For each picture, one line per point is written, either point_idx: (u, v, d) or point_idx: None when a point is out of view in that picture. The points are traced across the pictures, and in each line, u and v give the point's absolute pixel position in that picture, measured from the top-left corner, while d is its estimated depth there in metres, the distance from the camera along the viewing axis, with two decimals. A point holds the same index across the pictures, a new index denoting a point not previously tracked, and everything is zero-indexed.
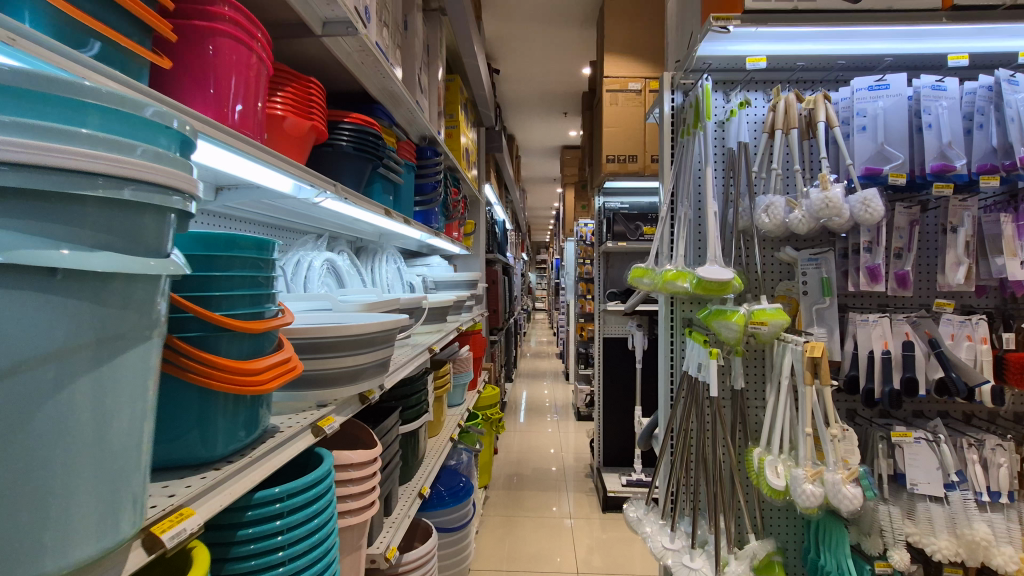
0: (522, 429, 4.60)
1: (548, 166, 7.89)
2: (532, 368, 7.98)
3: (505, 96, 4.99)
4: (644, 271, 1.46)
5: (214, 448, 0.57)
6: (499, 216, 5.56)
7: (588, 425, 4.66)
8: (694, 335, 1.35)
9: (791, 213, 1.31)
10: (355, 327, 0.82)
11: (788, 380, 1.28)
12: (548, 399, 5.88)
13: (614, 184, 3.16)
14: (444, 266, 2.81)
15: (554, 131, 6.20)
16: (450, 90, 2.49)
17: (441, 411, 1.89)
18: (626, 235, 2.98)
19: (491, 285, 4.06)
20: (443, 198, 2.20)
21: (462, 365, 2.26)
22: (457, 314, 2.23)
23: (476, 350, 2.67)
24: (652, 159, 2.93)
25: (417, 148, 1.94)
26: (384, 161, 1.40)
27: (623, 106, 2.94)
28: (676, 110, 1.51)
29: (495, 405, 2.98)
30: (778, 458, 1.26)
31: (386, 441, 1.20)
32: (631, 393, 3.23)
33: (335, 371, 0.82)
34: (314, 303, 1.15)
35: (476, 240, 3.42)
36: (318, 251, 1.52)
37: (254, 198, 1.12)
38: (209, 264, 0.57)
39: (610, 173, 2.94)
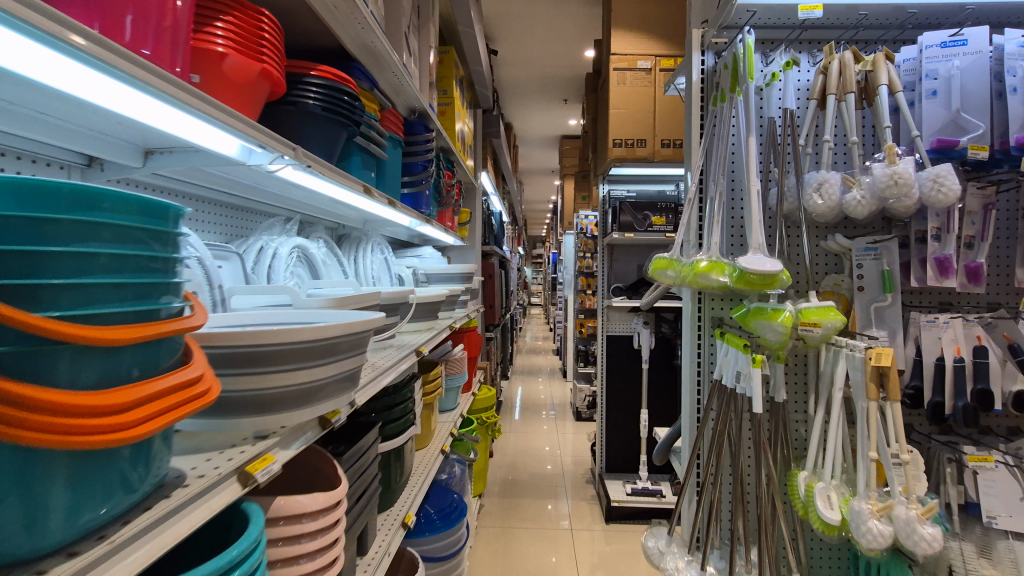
0: (518, 430, 4.40)
1: (546, 156, 7.66)
2: (528, 364, 7.77)
3: (503, 81, 4.76)
4: (667, 263, 1.24)
5: (46, 533, 0.35)
6: (495, 207, 5.34)
7: (587, 426, 4.46)
8: (729, 337, 1.14)
9: (847, 193, 1.10)
10: (307, 330, 0.61)
11: (842, 392, 1.07)
12: (545, 397, 5.67)
13: (620, 171, 2.95)
14: (437, 258, 2.60)
15: (553, 120, 5.97)
16: (444, 64, 2.26)
17: (430, 420, 1.67)
18: (633, 225, 2.75)
19: (487, 278, 3.85)
20: (435, 180, 1.98)
21: (456, 367, 2.05)
22: (450, 311, 2.02)
23: (471, 349, 2.46)
24: (662, 143, 2.72)
25: (406, 122, 1.72)
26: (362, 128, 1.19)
27: (631, 86, 2.72)
28: (707, 74, 1.29)
29: (491, 407, 2.77)
30: (830, 485, 1.06)
31: (360, 466, 0.99)
32: (636, 394, 3.03)
33: (280, 389, 0.61)
34: (272, 297, 0.93)
35: (471, 230, 3.20)
36: (287, 237, 1.30)
37: (194, 167, 0.90)
38: (44, 232, 0.36)
39: (617, 158, 2.73)
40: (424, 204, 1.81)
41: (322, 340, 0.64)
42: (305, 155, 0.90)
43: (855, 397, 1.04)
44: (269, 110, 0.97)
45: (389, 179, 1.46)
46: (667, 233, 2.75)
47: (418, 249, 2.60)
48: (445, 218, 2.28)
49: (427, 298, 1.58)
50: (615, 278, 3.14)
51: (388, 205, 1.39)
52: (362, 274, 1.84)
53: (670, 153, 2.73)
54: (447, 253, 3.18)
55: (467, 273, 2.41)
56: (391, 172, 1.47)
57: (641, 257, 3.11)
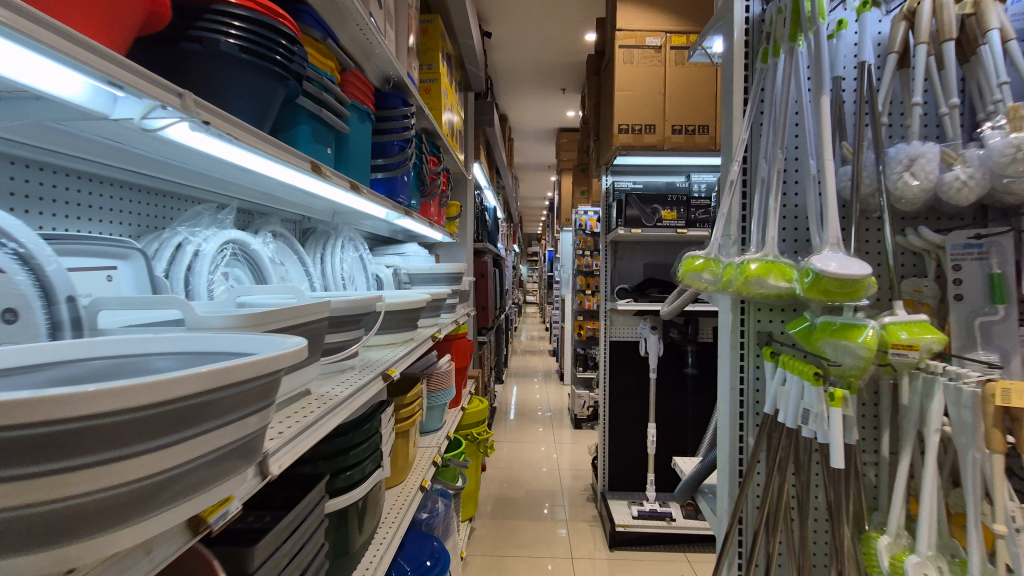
0: (512, 439, 4.12)
1: (543, 151, 7.39)
2: (523, 366, 7.49)
3: (497, 68, 4.49)
4: (704, 265, 0.97)
5: None
6: (489, 202, 5.06)
7: (586, 434, 4.19)
8: (790, 362, 0.87)
9: (946, 171, 0.83)
10: (124, 392, 0.32)
11: (940, 436, 0.81)
12: (541, 403, 5.39)
13: (626, 161, 2.68)
14: (423, 256, 2.33)
15: (550, 111, 5.70)
16: (428, 34, 1.98)
17: (407, 451, 1.40)
18: (641, 220, 2.48)
19: (479, 278, 3.57)
20: (416, 165, 1.70)
21: (441, 382, 1.79)
22: (434, 318, 1.74)
23: (460, 359, 2.19)
24: (673, 129, 2.46)
25: (380, 94, 1.45)
26: (305, 85, 0.91)
27: (639, 65, 2.46)
28: (753, 25, 1.03)
29: (483, 422, 2.50)
30: (928, 561, 0.80)
31: (294, 544, 0.72)
32: (642, 405, 2.76)
33: (63, 501, 0.31)
34: (162, 313, 0.65)
35: (462, 225, 2.92)
36: (217, 229, 1.03)
37: (39, 121, 0.62)
38: None
39: (623, 146, 2.47)
40: (402, 193, 1.54)
41: (166, 406, 0.35)
42: (198, 105, 0.60)
43: (961, 443, 0.78)
44: (165, 49, 0.69)
45: (353, 158, 1.18)
46: (678, 229, 2.47)
47: (401, 246, 2.33)
48: (430, 210, 2.01)
49: (403, 306, 1.31)
50: (620, 279, 2.86)
51: (350, 188, 1.12)
52: (330, 276, 1.58)
53: (682, 140, 2.46)
54: (435, 250, 2.90)
55: (456, 274, 2.13)
56: (356, 150, 1.20)
57: (648, 255, 2.84)
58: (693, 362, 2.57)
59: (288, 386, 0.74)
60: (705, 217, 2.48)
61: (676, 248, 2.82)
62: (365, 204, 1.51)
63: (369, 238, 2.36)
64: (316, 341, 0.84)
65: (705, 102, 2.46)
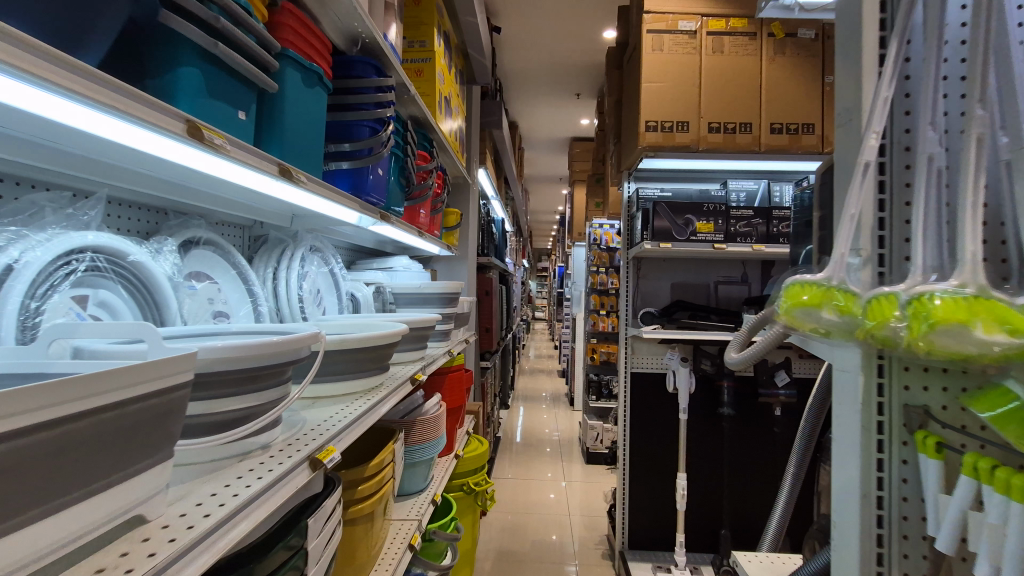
0: (516, 474, 3.71)
1: (554, 161, 7.07)
2: (530, 388, 7.06)
3: (507, 69, 4.17)
4: (820, 297, 0.60)
5: None
6: (496, 213, 4.72)
7: (599, 471, 3.77)
8: (1007, 474, 0.48)
9: None
10: None
11: None
12: (549, 431, 4.97)
13: (652, 164, 2.33)
14: (414, 271, 1.98)
15: (563, 117, 5.37)
16: (420, 5, 1.65)
17: (370, 541, 1.03)
18: (672, 233, 2.11)
19: (484, 296, 3.22)
20: (397, 157, 1.34)
21: (427, 432, 1.42)
22: (418, 351, 1.38)
23: (456, 395, 1.81)
24: (710, 127, 2.11)
25: (346, 59, 1.10)
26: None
27: (670, 53, 2.11)
28: None
29: (482, 467, 2.12)
30: None
31: None
32: (669, 449, 2.37)
33: None
34: None
35: (463, 237, 2.57)
36: (62, 231, 0.67)
37: None
38: None
39: (650, 146, 2.12)
40: (377, 191, 1.20)
41: None
42: None
43: None
44: None
45: (289, 135, 0.83)
46: (716, 243, 2.09)
47: (388, 259, 1.99)
48: (420, 217, 1.66)
49: (364, 343, 0.95)
50: (644, 301, 2.48)
51: (279, 174, 0.77)
52: (283, 297, 1.22)
53: (720, 140, 2.11)
54: (431, 265, 2.55)
55: (452, 294, 1.77)
56: (295, 122, 0.85)
57: (675, 274, 2.46)
58: (729, 401, 2.19)
59: (74, 527, 0.38)
60: (747, 230, 2.11)
61: (708, 266, 2.45)
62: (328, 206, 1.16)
63: (353, 251, 2.02)
64: (167, 424, 0.48)
65: (746, 97, 2.11)
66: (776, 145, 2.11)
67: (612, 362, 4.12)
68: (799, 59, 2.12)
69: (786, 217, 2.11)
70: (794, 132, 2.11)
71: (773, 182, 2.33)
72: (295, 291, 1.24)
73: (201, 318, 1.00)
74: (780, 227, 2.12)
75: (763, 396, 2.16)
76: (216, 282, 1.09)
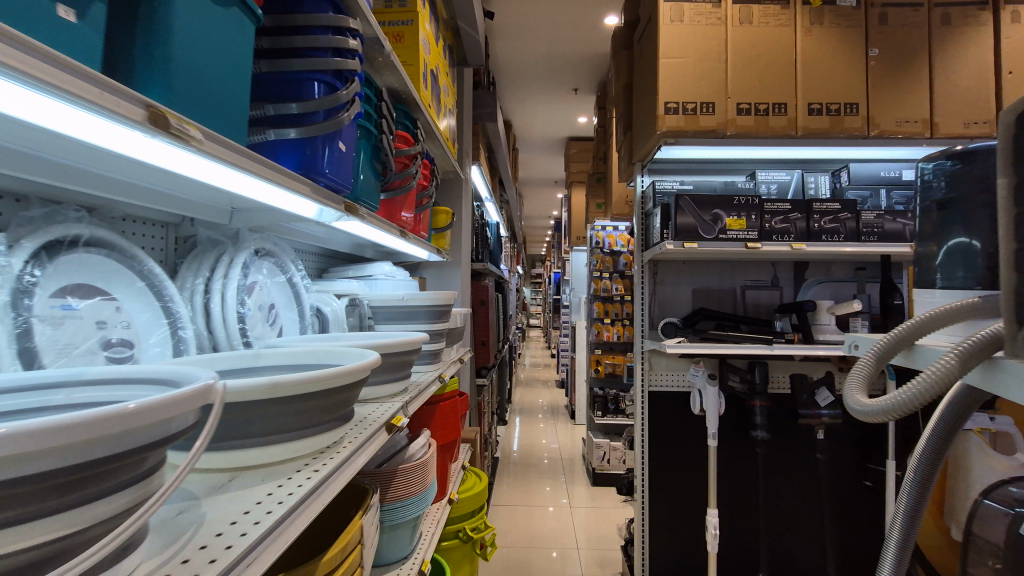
0: (516, 500, 3.40)
1: (549, 163, 6.80)
2: (528, 400, 6.74)
3: (500, 61, 3.90)
4: None
5: None
6: (491, 216, 4.43)
7: (606, 493, 3.47)
8: None
9: None
10: None
11: None
12: (549, 447, 4.66)
13: (669, 154, 2.05)
14: (398, 280, 1.68)
15: (560, 115, 5.09)
16: None
17: None
18: (698, 231, 1.82)
19: (479, 306, 2.93)
20: (369, 132, 1.04)
21: (412, 484, 1.12)
22: (400, 382, 1.08)
23: (451, 428, 1.50)
24: (739, 109, 1.84)
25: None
26: None
27: (692, 25, 1.84)
28: None
29: (481, 508, 1.81)
30: None
31: None
32: (693, 478, 2.07)
33: None
34: None
35: (455, 239, 2.27)
36: None
37: None
38: None
39: (671, 130, 1.83)
40: (339, 176, 0.90)
41: None
42: None
43: None
44: None
45: (178, 71, 0.54)
46: (749, 242, 1.81)
47: (367, 266, 1.69)
48: (402, 215, 1.36)
49: (310, 391, 0.65)
50: (661, 310, 2.19)
51: (149, 123, 0.47)
52: (216, 318, 0.93)
53: (751, 123, 1.84)
54: (419, 272, 2.25)
55: (443, 305, 1.47)
56: (190, 53, 0.55)
57: (696, 277, 2.18)
58: (763, 423, 1.90)
59: None
60: (784, 226, 1.83)
61: (734, 268, 2.17)
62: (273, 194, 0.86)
63: (327, 258, 1.72)
64: None
65: (780, 74, 1.84)
66: (815, 128, 1.84)
67: (617, 375, 3.84)
68: (838, 30, 1.85)
69: (829, 211, 1.84)
70: (835, 113, 1.84)
71: (807, 173, 2.06)
72: (233, 310, 0.95)
73: (80, 355, 0.69)
74: (822, 223, 1.83)
75: (803, 417, 1.91)
76: (115, 299, 0.80)
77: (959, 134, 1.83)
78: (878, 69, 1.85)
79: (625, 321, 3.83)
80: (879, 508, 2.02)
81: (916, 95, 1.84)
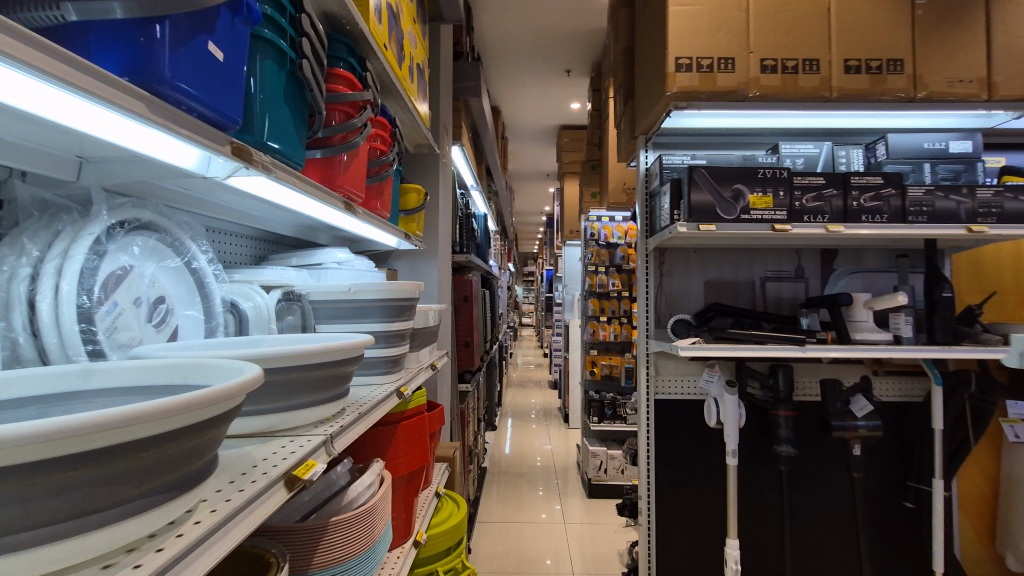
0: (505, 515, 3.10)
1: (541, 154, 6.50)
2: (519, 403, 6.43)
3: (486, 37, 3.59)
4: None
5: None
6: (478, 206, 4.13)
7: (604, 507, 3.17)
8: None
9: None
10: None
11: None
12: (541, 453, 4.37)
13: (678, 123, 1.76)
14: (355, 269, 1.37)
15: (550, 100, 4.79)
16: None
17: None
18: (716, 211, 1.52)
19: (461, 302, 2.63)
20: (276, 52, 0.74)
21: (351, 540, 0.82)
22: (332, 402, 0.78)
23: (418, 454, 1.21)
24: (763, 66, 1.55)
25: None
26: None
27: None
28: None
29: (460, 544, 1.52)
30: None
31: None
32: (707, 499, 1.79)
33: None
34: None
35: (431, 225, 1.97)
36: None
37: None
38: None
39: (682, 91, 1.54)
40: (212, 99, 0.59)
41: None
42: None
43: None
44: None
45: None
46: (777, 223, 1.51)
47: (314, 251, 1.37)
48: (351, 181, 1.05)
49: (77, 452, 0.34)
50: (669, 305, 1.90)
51: None
52: (43, 318, 0.62)
53: (778, 82, 1.55)
54: (389, 264, 1.94)
55: (405, 300, 1.17)
56: None
57: (708, 267, 1.89)
58: (789, 436, 1.61)
59: None
60: (818, 205, 1.55)
61: (751, 257, 1.88)
62: (111, 126, 0.57)
63: (267, 243, 1.42)
64: None
65: (811, 24, 1.56)
66: (852, 89, 1.55)
67: (614, 377, 3.55)
68: None
69: (869, 186, 1.55)
70: (876, 71, 1.55)
71: (837, 145, 1.79)
72: (69, 304, 0.64)
73: None
74: (862, 201, 1.55)
75: (836, 430, 1.62)
76: None
77: (1021, 95, 1.55)
78: (926, 19, 1.56)
79: (623, 319, 3.54)
80: (919, 533, 1.75)
81: (970, 50, 1.56)
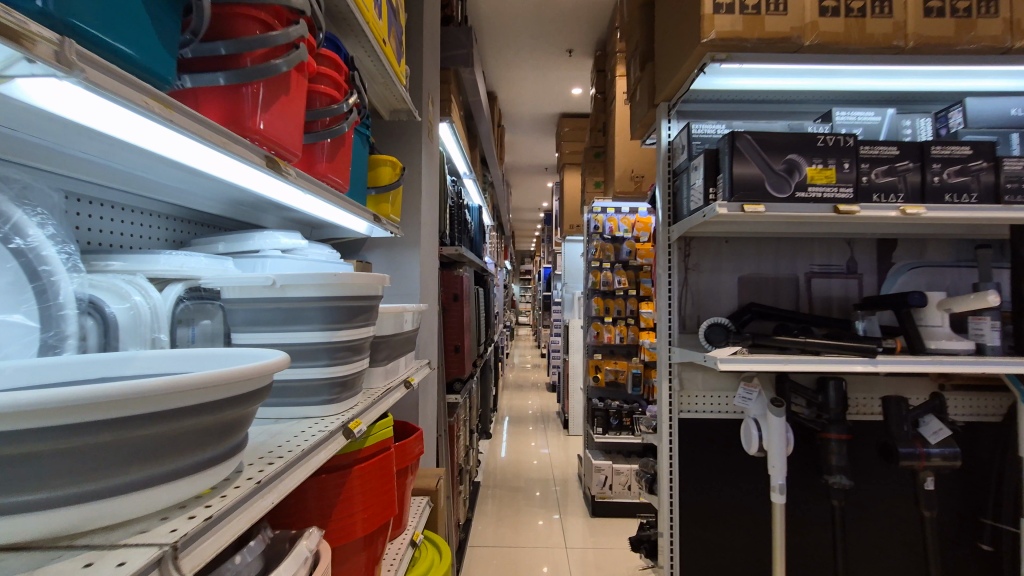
0: (499, 536, 2.78)
1: (540, 145, 6.18)
2: (516, 407, 6.08)
3: (481, 11, 3.28)
4: None
5: None
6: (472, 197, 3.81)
7: (609, 527, 2.86)
8: None
9: None
10: None
11: None
12: (539, 462, 4.05)
13: (711, 83, 1.45)
14: (304, 257, 1.05)
15: (550, 85, 4.47)
16: None
17: None
18: (765, 187, 1.21)
19: (451, 301, 2.32)
20: None
21: None
22: (195, 472, 0.46)
23: (383, 510, 0.90)
24: (823, 7, 1.24)
25: None
26: None
27: None
28: None
29: None
30: None
31: None
32: (741, 540, 1.48)
33: None
34: None
35: (411, 210, 1.65)
36: None
37: None
38: None
39: (723, 37, 1.23)
40: None
41: None
42: None
43: None
44: None
45: None
46: (841, 203, 1.20)
47: (246, 234, 1.04)
48: (277, 128, 0.73)
49: None
50: (696, 306, 1.59)
51: None
52: None
53: (841, 28, 1.24)
54: (361, 256, 1.63)
55: (352, 293, 0.83)
56: None
57: (743, 260, 1.58)
58: (845, 466, 1.30)
59: None
60: (890, 181, 1.24)
61: (794, 248, 1.57)
62: None
63: (187, 224, 1.10)
64: None
65: None
66: (933, 36, 1.24)
67: (620, 383, 3.25)
68: None
69: (953, 158, 1.24)
70: (963, 14, 1.25)
71: (900, 113, 1.48)
72: None
73: None
74: (944, 176, 1.24)
75: (903, 459, 1.30)
76: None
77: None
78: None
79: (629, 320, 3.23)
80: None
81: None
